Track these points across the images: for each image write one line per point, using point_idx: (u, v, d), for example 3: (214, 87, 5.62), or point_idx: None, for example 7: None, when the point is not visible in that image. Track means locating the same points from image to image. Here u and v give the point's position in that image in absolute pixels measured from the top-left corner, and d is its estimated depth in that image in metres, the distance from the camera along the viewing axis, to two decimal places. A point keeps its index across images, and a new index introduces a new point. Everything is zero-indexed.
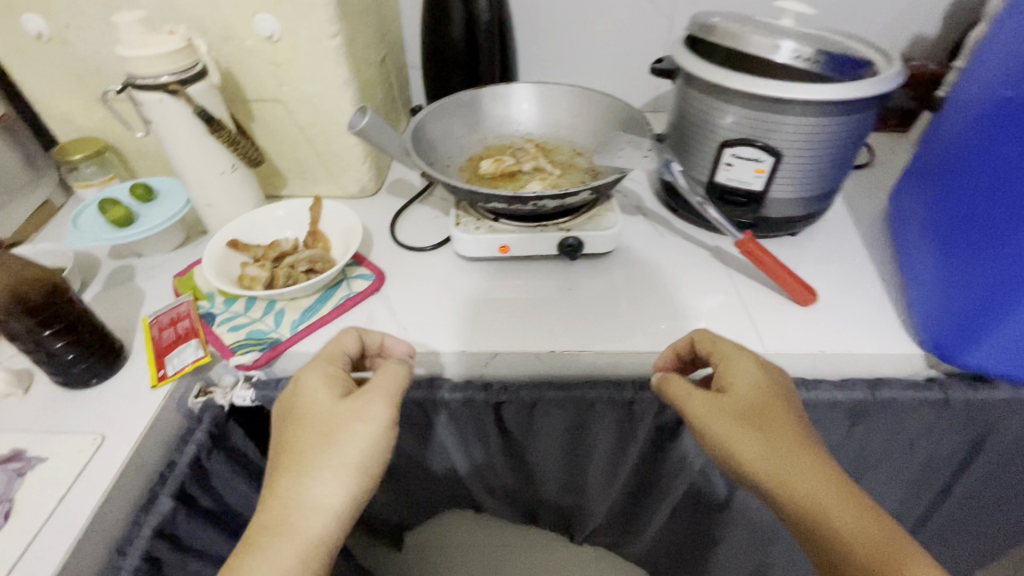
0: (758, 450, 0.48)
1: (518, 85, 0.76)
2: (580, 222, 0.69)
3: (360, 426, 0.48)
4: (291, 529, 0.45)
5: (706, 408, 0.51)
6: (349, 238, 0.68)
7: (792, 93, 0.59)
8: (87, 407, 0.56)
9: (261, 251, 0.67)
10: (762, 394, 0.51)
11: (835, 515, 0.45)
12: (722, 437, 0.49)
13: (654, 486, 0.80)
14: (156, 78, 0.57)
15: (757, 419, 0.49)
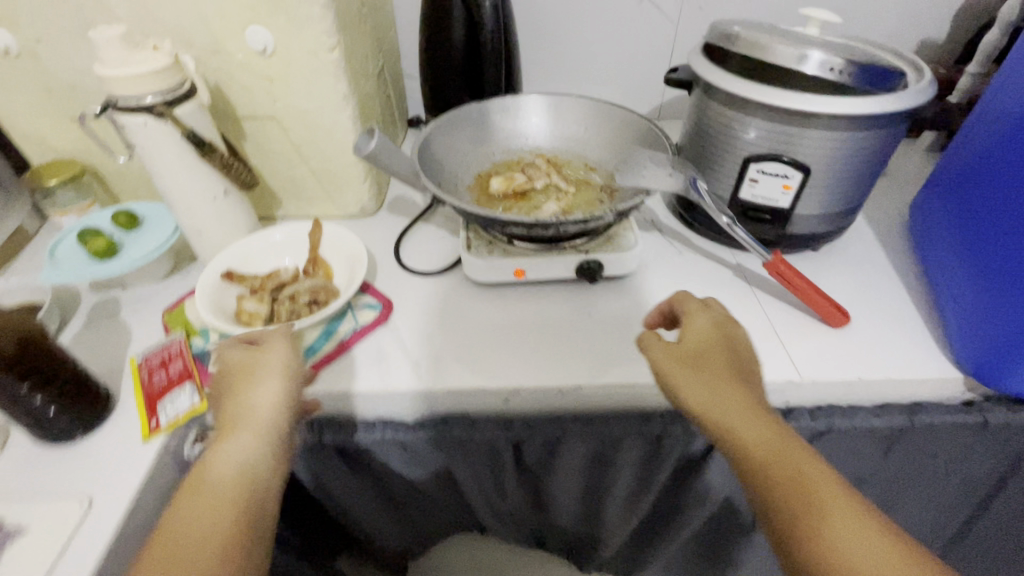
0: (723, 393, 0.46)
1: (525, 96, 0.72)
2: (598, 243, 0.66)
3: (264, 393, 0.48)
4: (212, 489, 0.43)
5: (664, 352, 0.50)
6: (353, 265, 0.64)
7: (822, 107, 0.56)
8: (71, 464, 0.51)
9: (258, 282, 0.62)
10: (716, 342, 0.50)
11: (778, 456, 0.43)
12: (678, 383, 0.48)
13: (676, 514, 0.77)
14: (140, 99, 0.52)
15: (711, 365, 0.48)
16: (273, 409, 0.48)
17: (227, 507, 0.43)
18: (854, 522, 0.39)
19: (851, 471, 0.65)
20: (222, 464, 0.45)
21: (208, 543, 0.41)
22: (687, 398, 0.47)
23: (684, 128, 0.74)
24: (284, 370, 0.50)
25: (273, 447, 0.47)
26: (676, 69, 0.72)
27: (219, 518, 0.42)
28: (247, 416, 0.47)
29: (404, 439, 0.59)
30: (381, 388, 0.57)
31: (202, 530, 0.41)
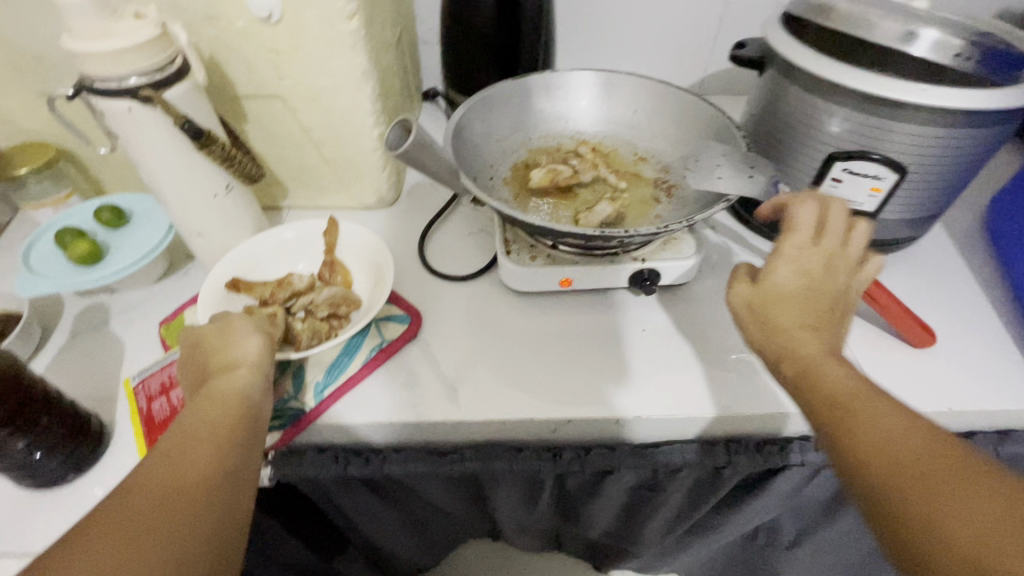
0: (797, 332, 0.40)
1: (569, 73, 0.63)
2: (654, 247, 0.58)
3: (246, 346, 0.43)
4: (199, 414, 0.37)
5: (741, 288, 0.45)
6: (376, 272, 0.56)
7: (929, 99, 0.48)
8: (64, 512, 0.44)
9: (268, 292, 0.54)
10: (804, 273, 0.43)
11: (840, 385, 0.36)
12: (755, 325, 0.43)
13: (715, 530, 0.74)
14: (123, 80, 0.43)
15: (787, 304, 0.42)
16: (258, 351, 0.43)
17: (216, 424, 0.37)
18: (897, 428, 0.32)
19: None
20: (208, 394, 0.39)
21: (192, 467, 0.34)
22: (756, 339, 0.43)
23: (750, 112, 0.66)
24: (262, 331, 0.45)
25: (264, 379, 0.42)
26: (742, 44, 0.63)
27: (207, 436, 0.36)
28: (234, 359, 0.42)
29: (435, 471, 0.52)
30: (415, 418, 0.50)
31: (187, 449, 0.35)
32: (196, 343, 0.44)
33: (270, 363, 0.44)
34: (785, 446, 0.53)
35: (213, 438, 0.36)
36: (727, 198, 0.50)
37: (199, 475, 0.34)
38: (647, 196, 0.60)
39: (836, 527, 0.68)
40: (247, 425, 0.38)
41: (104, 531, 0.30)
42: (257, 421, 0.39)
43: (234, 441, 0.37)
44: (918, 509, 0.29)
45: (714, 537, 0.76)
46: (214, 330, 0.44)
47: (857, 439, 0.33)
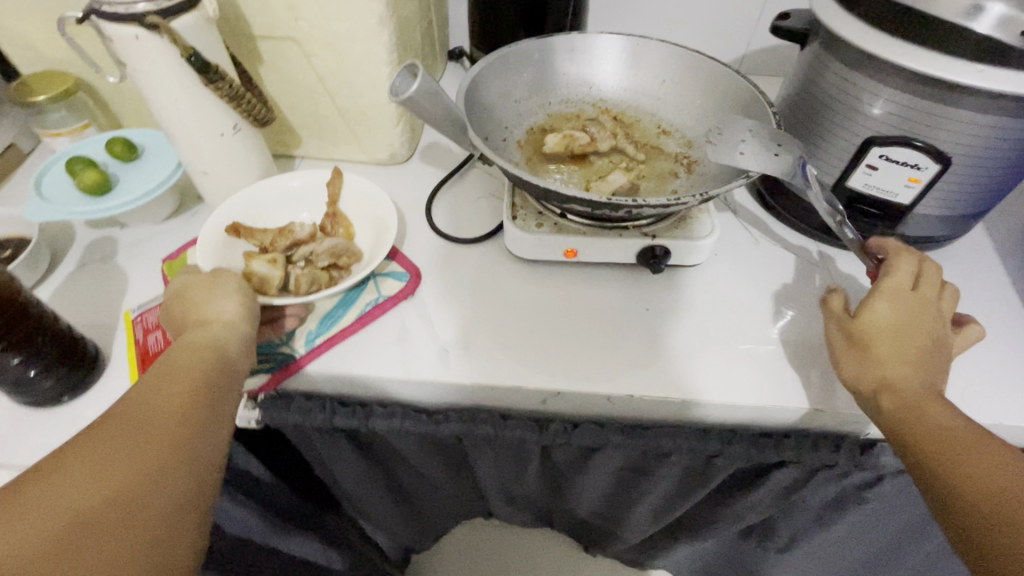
0: (896, 363, 0.43)
1: (596, 35, 0.59)
2: (667, 224, 0.55)
3: (227, 305, 0.44)
4: (175, 366, 0.39)
5: (841, 324, 0.48)
6: (377, 228, 0.55)
7: (987, 83, 0.44)
8: (55, 431, 0.45)
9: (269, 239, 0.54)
10: (903, 311, 0.45)
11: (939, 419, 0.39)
12: (852, 356, 0.45)
13: (704, 523, 0.72)
14: (130, 5, 0.42)
15: (888, 341, 0.44)
16: (239, 311, 0.44)
17: (192, 378, 0.39)
18: (993, 466, 0.36)
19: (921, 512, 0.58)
20: (183, 349, 0.41)
21: (163, 416, 0.36)
22: (852, 369, 0.45)
23: (786, 90, 0.62)
24: (244, 293, 0.46)
25: (242, 338, 0.43)
26: (786, 14, 0.59)
27: (179, 389, 0.38)
28: (213, 316, 0.43)
29: (419, 430, 0.52)
30: (402, 375, 0.50)
31: (159, 399, 0.37)
32: (178, 296, 0.46)
33: (250, 323, 0.45)
34: (781, 441, 0.51)
35: (185, 391, 0.38)
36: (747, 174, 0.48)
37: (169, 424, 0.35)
38: (665, 170, 0.57)
39: (832, 533, 0.66)
40: (220, 382, 0.40)
41: (67, 465, 0.32)
42: (230, 379, 0.41)
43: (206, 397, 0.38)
44: (1004, 545, 0.33)
45: (703, 530, 0.75)
46: (196, 287, 0.46)
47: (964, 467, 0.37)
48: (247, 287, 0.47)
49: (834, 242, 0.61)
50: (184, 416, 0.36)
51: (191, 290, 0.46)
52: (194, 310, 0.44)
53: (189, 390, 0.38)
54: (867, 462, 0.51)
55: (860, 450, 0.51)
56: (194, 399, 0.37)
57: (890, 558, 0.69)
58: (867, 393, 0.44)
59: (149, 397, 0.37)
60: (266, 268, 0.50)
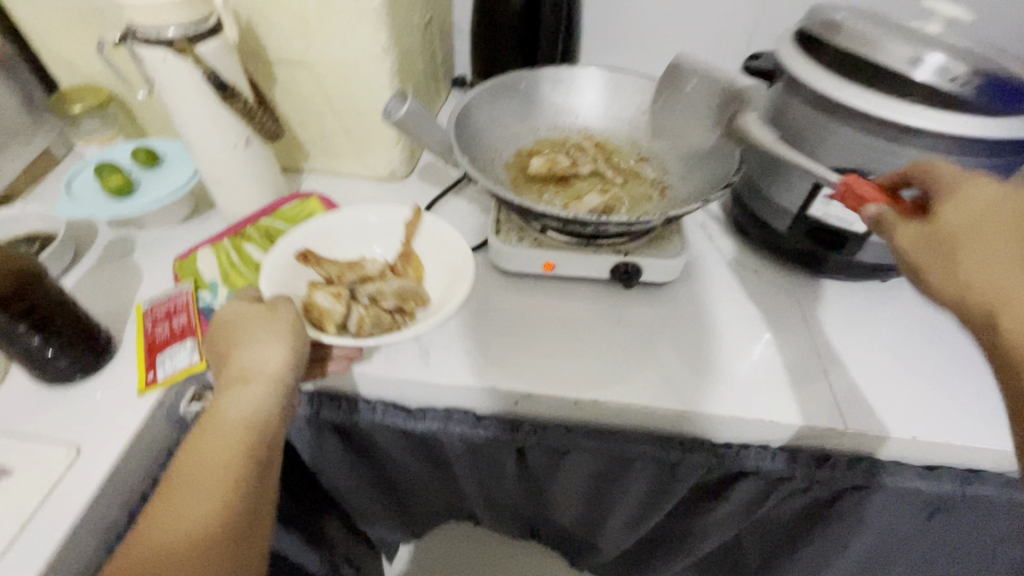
0: (1000, 258, 0.34)
1: (581, 69, 0.65)
2: (639, 244, 0.59)
3: (266, 355, 0.41)
4: (210, 450, 0.38)
5: (912, 228, 0.39)
6: (450, 271, 0.52)
7: (926, 123, 0.47)
8: (64, 408, 0.49)
9: (338, 270, 0.53)
10: (988, 209, 0.36)
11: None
12: (945, 262, 0.36)
13: (677, 539, 0.74)
14: (161, 31, 0.48)
15: (993, 237, 0.35)
16: (279, 365, 0.41)
17: (227, 469, 0.37)
18: None
19: (883, 532, 0.60)
20: (217, 422, 0.39)
21: (202, 528, 0.35)
22: (945, 280, 0.36)
23: (756, 125, 0.66)
24: (294, 334, 0.42)
25: (280, 397, 0.41)
26: (756, 56, 0.63)
27: (216, 487, 0.37)
28: (250, 373, 0.41)
29: (401, 425, 0.57)
30: (386, 371, 0.54)
31: (196, 503, 0.36)
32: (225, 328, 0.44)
33: (292, 373, 0.42)
34: (742, 450, 0.54)
35: (220, 491, 0.37)
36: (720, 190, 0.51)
37: (210, 536, 0.35)
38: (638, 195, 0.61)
39: (801, 554, 0.66)
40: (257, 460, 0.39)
41: None
42: (267, 450, 0.40)
43: (241, 490, 0.37)
44: None
45: (677, 548, 0.76)
46: (235, 326, 0.43)
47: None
48: (292, 328, 0.43)
49: (802, 267, 0.64)
50: (222, 522, 0.36)
51: (236, 321, 0.43)
52: (234, 358, 0.42)
53: (223, 486, 0.37)
54: (823, 475, 0.54)
55: (815, 462, 0.54)
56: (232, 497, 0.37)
57: None
58: (974, 311, 0.35)
59: (186, 497, 0.36)
60: (328, 303, 0.48)
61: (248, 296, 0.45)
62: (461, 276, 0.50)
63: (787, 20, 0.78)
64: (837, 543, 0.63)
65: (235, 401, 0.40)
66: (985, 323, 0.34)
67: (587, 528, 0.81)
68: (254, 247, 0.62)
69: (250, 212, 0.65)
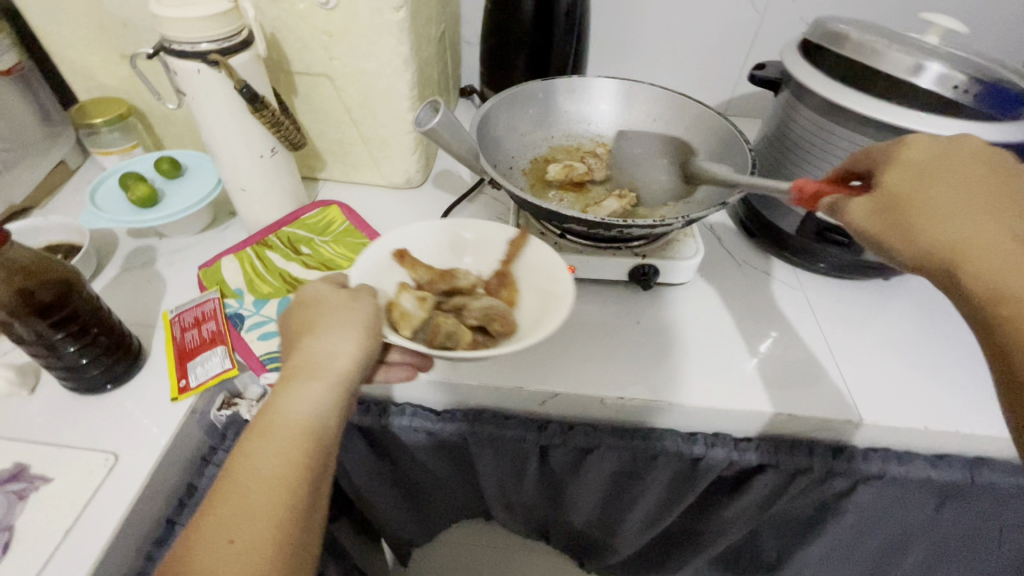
0: (946, 205, 0.34)
1: (596, 80, 0.67)
2: (655, 246, 0.61)
3: (337, 349, 0.39)
4: (263, 460, 0.34)
5: (858, 203, 0.39)
6: (545, 299, 0.47)
7: (931, 127, 0.50)
8: (98, 416, 0.50)
9: (431, 277, 0.50)
10: (924, 167, 0.37)
11: (996, 269, 0.31)
12: (897, 226, 0.37)
13: (694, 535, 0.76)
14: (194, 45, 0.49)
15: (934, 192, 0.35)
16: (347, 364, 0.39)
17: (279, 485, 0.34)
18: None
19: (895, 521, 0.62)
20: (279, 424, 0.36)
21: (247, 554, 0.31)
22: (898, 242, 0.36)
23: (765, 130, 0.68)
24: (366, 329, 0.41)
25: (343, 401, 0.39)
26: (762, 65, 0.66)
27: (270, 502, 0.33)
28: (319, 370, 0.38)
29: (430, 428, 0.58)
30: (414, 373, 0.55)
31: (245, 521, 0.32)
32: (304, 314, 0.42)
33: (358, 374, 0.40)
34: (761, 444, 0.56)
35: (274, 508, 0.33)
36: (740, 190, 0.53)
37: (256, 565, 0.31)
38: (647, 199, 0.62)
39: (816, 547, 0.68)
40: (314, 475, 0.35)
41: None
42: (323, 464, 0.36)
43: (294, 509, 0.34)
44: None
45: (693, 545, 0.78)
46: (314, 315, 0.41)
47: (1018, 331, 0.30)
48: (367, 326, 0.41)
49: (809, 265, 0.67)
50: (269, 547, 0.32)
51: (317, 308, 0.42)
52: (304, 351, 0.40)
53: (276, 502, 0.33)
54: (839, 467, 0.56)
55: (832, 454, 0.56)
56: (285, 518, 0.33)
57: None
58: (935, 269, 0.34)
59: (235, 514, 0.32)
60: (412, 304, 0.45)
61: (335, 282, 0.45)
62: (556, 305, 0.45)
63: (787, 30, 0.81)
64: (850, 534, 0.65)
65: (299, 400, 0.37)
66: (949, 277, 0.34)
67: (603, 528, 0.82)
68: (277, 254, 0.64)
69: (272, 220, 0.67)
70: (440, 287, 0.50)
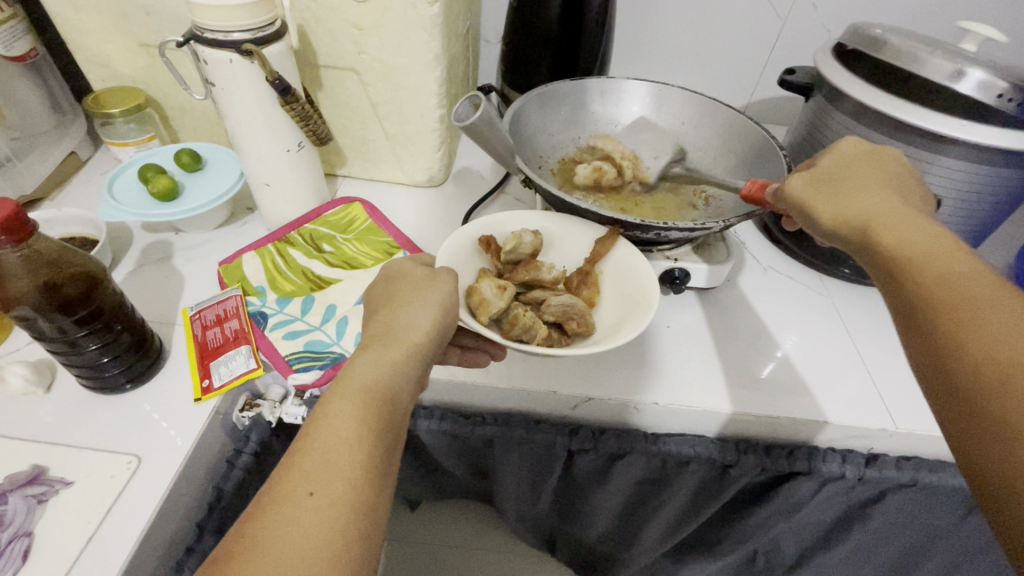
0: (871, 196, 0.41)
1: (627, 81, 0.67)
2: (686, 250, 0.60)
3: (417, 318, 0.39)
4: (344, 417, 0.33)
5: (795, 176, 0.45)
6: (630, 303, 0.49)
7: (971, 136, 0.49)
8: (116, 417, 0.48)
9: (513, 267, 0.53)
10: (852, 160, 0.45)
11: (902, 228, 0.37)
12: (824, 199, 0.43)
13: (713, 544, 0.75)
14: (227, 34, 0.47)
15: (858, 175, 0.43)
16: (422, 336, 0.39)
17: (360, 442, 0.33)
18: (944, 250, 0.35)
19: (920, 528, 0.62)
20: (353, 387, 0.35)
21: (328, 508, 0.30)
22: (824, 207, 0.42)
23: (793, 136, 0.68)
24: (444, 304, 0.41)
25: (416, 372, 0.38)
26: (792, 70, 0.66)
27: (347, 461, 0.32)
28: (395, 338, 0.38)
29: (458, 432, 0.57)
30: (445, 375, 0.53)
31: (325, 476, 0.31)
32: (388, 290, 0.43)
33: (433, 348, 0.40)
34: (792, 451, 0.56)
35: (349, 466, 0.32)
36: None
37: (337, 519, 0.30)
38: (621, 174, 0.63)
39: (837, 554, 0.68)
40: (387, 436, 0.34)
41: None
42: (396, 427, 0.35)
43: (377, 464, 0.33)
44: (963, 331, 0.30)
45: (710, 553, 0.77)
46: (397, 288, 0.42)
47: (920, 266, 0.34)
48: (446, 301, 0.41)
49: (832, 270, 0.67)
50: (350, 500, 0.31)
51: (401, 282, 0.42)
52: (385, 321, 0.40)
53: (352, 461, 0.32)
54: (871, 475, 0.55)
55: (865, 462, 0.56)
56: (365, 480, 0.32)
57: None
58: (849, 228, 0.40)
59: (320, 465, 0.31)
60: (492, 292, 0.48)
61: (422, 261, 0.45)
62: (640, 310, 0.47)
63: (810, 36, 0.81)
64: (874, 541, 0.65)
65: (375, 365, 0.36)
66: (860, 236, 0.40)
67: (617, 540, 0.80)
68: (299, 252, 0.62)
69: (294, 217, 0.65)
70: (524, 276, 0.52)
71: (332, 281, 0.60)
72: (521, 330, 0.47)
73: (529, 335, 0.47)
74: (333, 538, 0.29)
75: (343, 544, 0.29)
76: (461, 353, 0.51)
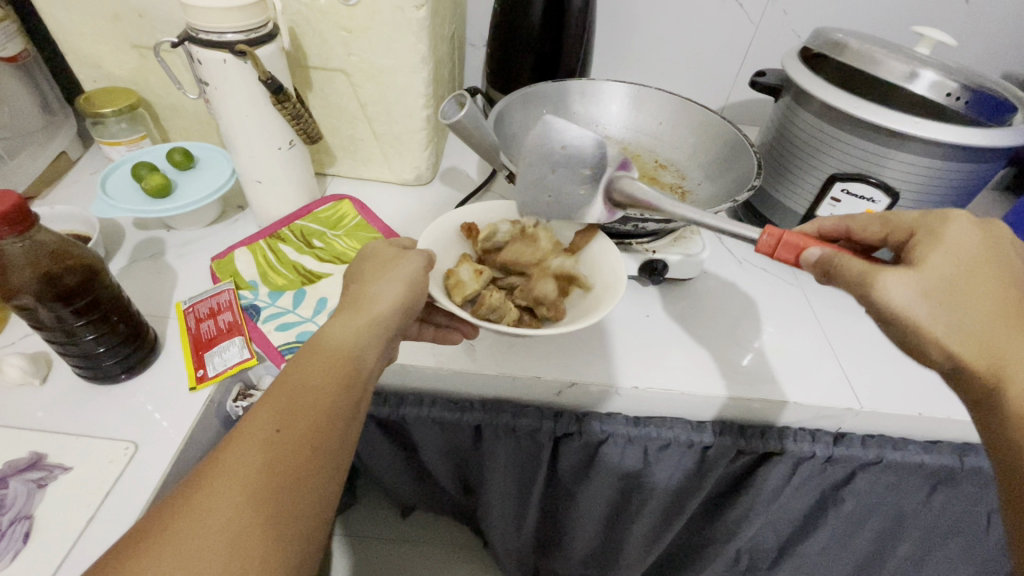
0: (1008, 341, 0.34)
1: (606, 82, 0.70)
2: (664, 242, 0.62)
3: (388, 292, 0.41)
4: (312, 371, 0.35)
5: (898, 277, 0.34)
6: (598, 290, 0.52)
7: (922, 133, 0.53)
8: (113, 406, 0.49)
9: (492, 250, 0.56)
10: (970, 258, 0.35)
11: None
12: (939, 325, 0.34)
13: (698, 543, 0.77)
14: (221, 35, 0.49)
15: (980, 291, 0.34)
16: (391, 307, 0.41)
17: (326, 393, 0.35)
18: None
19: (890, 509, 0.65)
20: (324, 346, 0.37)
21: (291, 444, 0.32)
22: (936, 340, 0.34)
23: (765, 134, 0.71)
24: (413, 284, 0.43)
25: (383, 339, 0.40)
26: (763, 72, 0.68)
27: (313, 404, 0.34)
28: (364, 307, 0.40)
29: (447, 417, 0.60)
30: (433, 361, 0.55)
31: (293, 416, 0.33)
32: (361, 266, 0.45)
33: (399, 319, 0.42)
34: (765, 431, 0.59)
35: (313, 411, 0.34)
36: (751, 187, 0.55)
37: (299, 455, 0.32)
38: None
39: (815, 541, 0.70)
40: (353, 393, 0.36)
41: (204, 502, 0.29)
42: (363, 387, 0.37)
43: (339, 416, 0.35)
44: None
45: (695, 553, 0.79)
46: (370, 264, 0.44)
47: None
48: (414, 277, 0.43)
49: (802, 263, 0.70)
50: (309, 442, 0.32)
51: (373, 259, 0.44)
52: (356, 293, 0.42)
53: (318, 406, 0.34)
54: (840, 454, 0.59)
55: (833, 441, 0.59)
56: (325, 424, 0.34)
57: (872, 569, 0.74)
58: (975, 377, 0.34)
59: (286, 409, 0.33)
60: (468, 275, 0.50)
61: (400, 244, 0.47)
62: (607, 294, 0.50)
63: (781, 40, 0.85)
64: (848, 525, 0.68)
65: (344, 329, 0.39)
66: (985, 387, 0.35)
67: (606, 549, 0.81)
68: (290, 247, 0.64)
69: (284, 214, 0.67)
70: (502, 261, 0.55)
71: (322, 275, 0.61)
72: (489, 310, 0.50)
73: (497, 315, 0.50)
74: (292, 471, 0.31)
75: (293, 484, 0.31)
76: (435, 331, 0.53)
